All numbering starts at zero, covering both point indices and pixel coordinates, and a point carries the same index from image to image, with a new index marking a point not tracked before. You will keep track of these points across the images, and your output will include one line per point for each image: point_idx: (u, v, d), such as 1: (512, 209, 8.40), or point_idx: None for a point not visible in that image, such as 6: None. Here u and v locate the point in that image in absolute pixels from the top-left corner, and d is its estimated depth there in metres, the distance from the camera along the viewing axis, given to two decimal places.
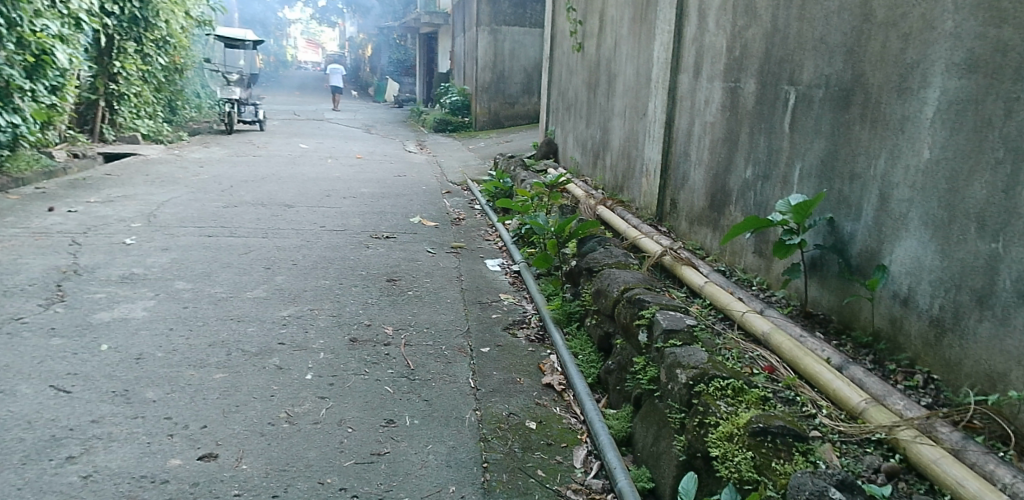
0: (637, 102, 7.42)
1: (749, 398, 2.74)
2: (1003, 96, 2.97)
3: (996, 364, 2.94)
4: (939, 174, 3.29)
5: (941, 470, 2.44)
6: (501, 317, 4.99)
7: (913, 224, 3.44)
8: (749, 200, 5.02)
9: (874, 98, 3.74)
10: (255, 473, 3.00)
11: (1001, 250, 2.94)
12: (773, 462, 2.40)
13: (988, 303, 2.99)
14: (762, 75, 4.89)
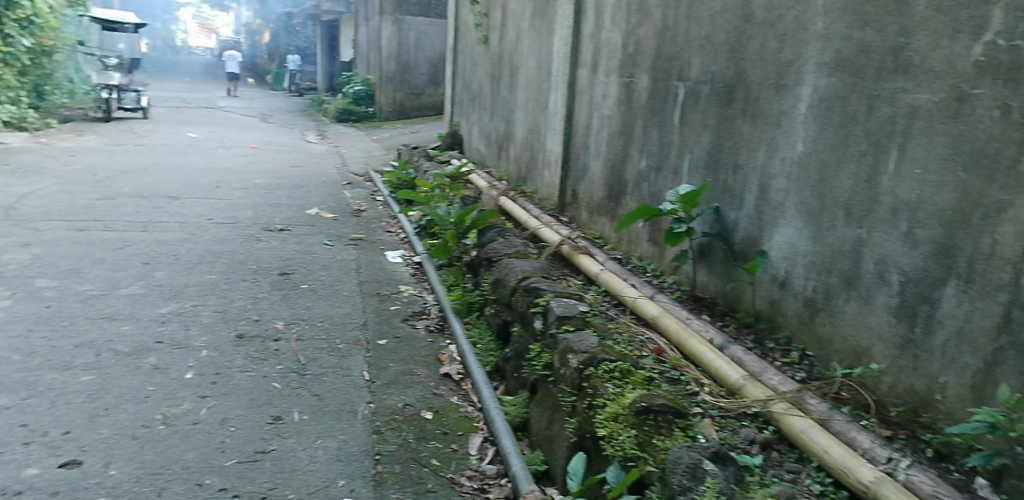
0: (539, 95, 7.50)
1: (635, 379, 2.84)
2: (864, 94, 3.20)
3: (861, 339, 3.17)
4: (811, 166, 3.51)
5: (809, 438, 2.61)
6: (400, 308, 4.95)
7: (789, 212, 3.65)
8: (643, 191, 5.19)
9: (755, 94, 3.94)
10: (125, 478, 2.85)
11: (865, 235, 3.17)
12: (654, 438, 2.50)
13: (854, 284, 3.21)
14: (654, 70, 5.06)
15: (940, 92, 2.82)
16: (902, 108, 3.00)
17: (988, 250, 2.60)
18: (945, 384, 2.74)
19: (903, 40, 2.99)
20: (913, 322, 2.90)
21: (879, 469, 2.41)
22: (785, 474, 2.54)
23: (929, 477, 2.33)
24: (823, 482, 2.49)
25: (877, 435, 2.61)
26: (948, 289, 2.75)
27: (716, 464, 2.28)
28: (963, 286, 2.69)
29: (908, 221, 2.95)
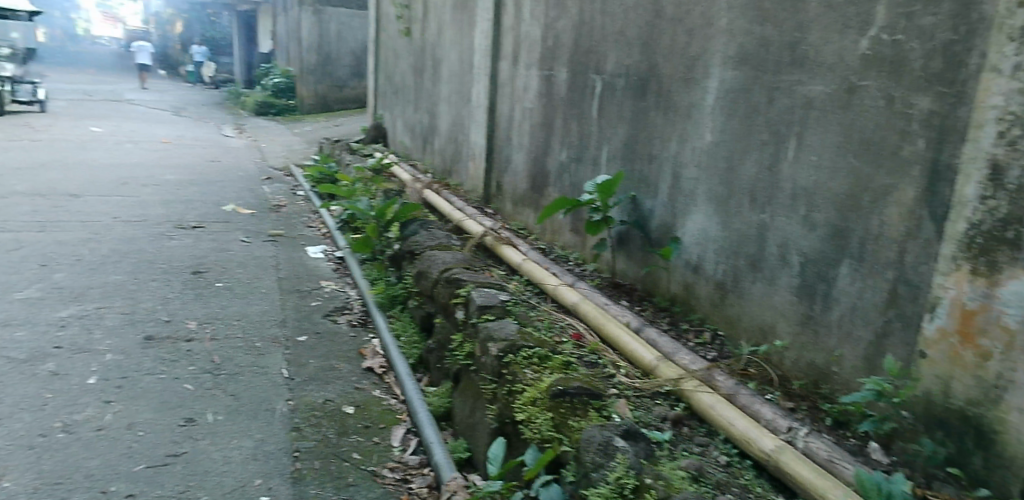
0: (462, 88, 7.50)
1: (553, 364, 2.91)
2: (765, 86, 3.36)
3: (766, 318, 3.34)
4: (719, 155, 3.67)
5: (717, 413, 2.75)
6: (321, 304, 4.88)
7: (700, 199, 3.80)
8: (564, 181, 5.28)
9: (666, 86, 4.08)
10: (21, 490, 2.71)
11: (768, 220, 3.34)
12: (570, 419, 2.55)
13: (760, 266, 3.38)
14: (572, 63, 5.14)
15: (832, 84, 3.00)
16: (799, 99, 3.17)
17: (877, 231, 2.79)
18: (841, 357, 2.93)
19: (799, 35, 3.15)
20: (812, 300, 3.08)
21: (781, 437, 2.55)
22: (694, 447, 2.66)
23: (824, 443, 2.49)
24: (730, 452, 2.62)
25: (779, 406, 2.77)
26: (843, 269, 2.94)
27: (627, 440, 2.36)
28: (856, 265, 2.88)
29: (807, 205, 3.13)
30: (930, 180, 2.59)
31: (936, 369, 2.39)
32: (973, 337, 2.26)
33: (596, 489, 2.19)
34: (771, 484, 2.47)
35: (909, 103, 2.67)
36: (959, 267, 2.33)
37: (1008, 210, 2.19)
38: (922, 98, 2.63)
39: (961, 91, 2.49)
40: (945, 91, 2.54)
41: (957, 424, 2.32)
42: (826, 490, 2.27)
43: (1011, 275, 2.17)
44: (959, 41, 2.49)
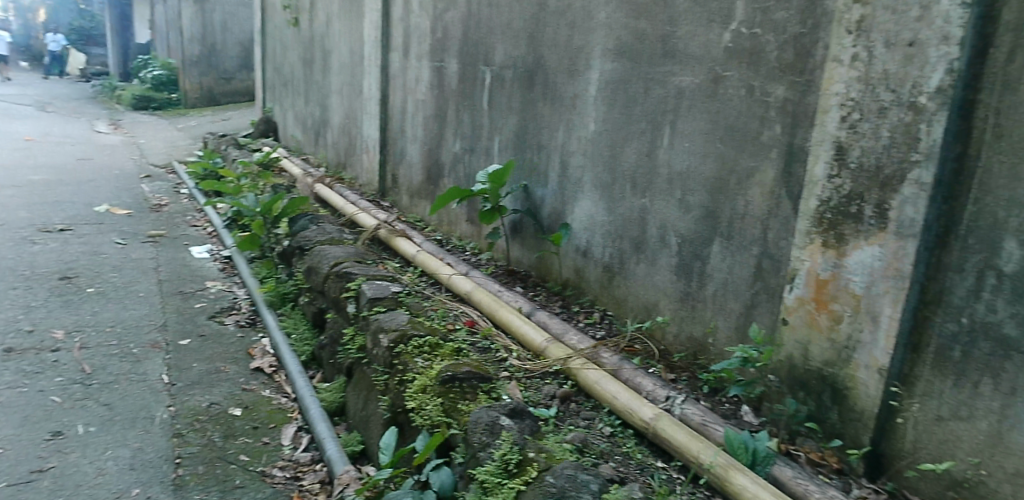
0: (353, 80, 7.36)
1: (444, 351, 2.97)
2: (641, 77, 3.52)
3: (650, 297, 3.51)
4: (602, 144, 3.81)
5: (600, 387, 2.89)
6: (205, 305, 4.71)
7: (587, 186, 3.93)
8: (459, 172, 5.31)
9: (552, 78, 4.18)
10: None
11: (648, 204, 3.51)
12: (459, 404, 2.62)
13: (642, 248, 3.55)
14: (462, 54, 5.17)
15: (700, 75, 3.18)
16: (672, 89, 3.34)
17: (743, 211, 3.00)
18: (716, 329, 3.13)
19: (670, 29, 3.32)
20: (690, 278, 3.27)
21: (660, 407, 2.73)
22: (581, 421, 2.79)
23: (698, 408, 2.68)
24: (613, 423, 2.77)
25: (659, 378, 2.94)
26: (715, 247, 3.14)
27: (513, 418, 2.47)
28: (726, 243, 3.09)
29: (682, 189, 3.31)
30: (787, 163, 2.82)
31: (796, 334, 2.61)
32: (827, 303, 2.49)
33: (483, 467, 2.26)
34: (651, 450, 2.63)
35: (767, 92, 2.88)
36: (813, 241, 2.55)
37: (851, 187, 2.41)
38: (777, 87, 2.84)
39: (810, 80, 2.71)
40: (797, 80, 2.76)
41: (816, 384, 2.54)
42: (697, 451, 2.44)
43: (855, 246, 2.40)
44: (806, 34, 2.71)
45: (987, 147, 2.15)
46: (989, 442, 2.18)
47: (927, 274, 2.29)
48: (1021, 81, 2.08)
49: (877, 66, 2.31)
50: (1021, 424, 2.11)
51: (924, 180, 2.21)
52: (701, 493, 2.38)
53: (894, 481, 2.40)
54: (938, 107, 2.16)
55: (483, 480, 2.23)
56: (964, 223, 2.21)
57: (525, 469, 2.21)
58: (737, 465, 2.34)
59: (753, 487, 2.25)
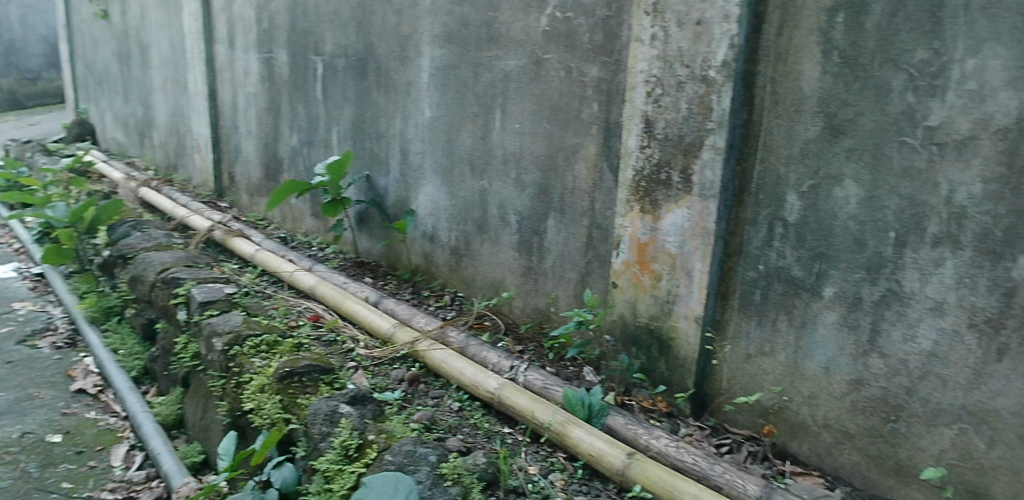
0: (176, 75, 6.88)
1: (283, 348, 3.08)
2: (469, 62, 3.61)
3: (496, 275, 3.62)
4: (439, 129, 3.85)
5: (448, 365, 3.18)
6: (14, 329, 4.29)
7: (427, 172, 3.96)
8: (298, 166, 5.14)
9: (383, 66, 4.16)
10: None
11: (487, 186, 3.61)
12: (299, 398, 2.78)
13: (485, 229, 3.64)
14: (290, 44, 5.01)
15: (523, 58, 3.33)
16: (499, 73, 3.46)
17: (572, 185, 3.19)
18: (557, 298, 3.31)
19: (491, 14, 3.42)
20: (530, 253, 3.41)
21: (505, 376, 3.06)
22: (430, 400, 3.05)
23: (538, 373, 3.04)
24: (461, 398, 3.06)
25: (502, 350, 3.27)
26: (550, 222, 3.30)
27: (353, 405, 2.67)
28: (559, 217, 3.26)
29: (516, 169, 3.44)
30: (605, 138, 3.03)
31: (625, 295, 2.96)
32: (649, 263, 2.85)
33: (324, 456, 2.45)
34: (496, 418, 2.95)
35: (583, 72, 3.07)
36: (632, 208, 2.90)
37: (659, 156, 2.77)
38: (592, 67, 3.04)
39: (620, 59, 2.93)
40: (608, 60, 2.97)
41: (645, 338, 2.91)
42: (539, 412, 2.80)
43: (668, 209, 2.77)
44: (613, 17, 2.92)
45: (768, 111, 2.53)
46: (788, 371, 2.57)
47: (728, 229, 2.67)
48: (789, 52, 2.45)
49: (672, 45, 2.67)
50: (812, 353, 2.50)
51: (718, 144, 2.58)
52: (543, 450, 2.74)
53: (716, 416, 2.80)
54: (724, 79, 2.53)
55: (325, 469, 2.42)
56: (754, 182, 2.59)
57: (365, 452, 2.44)
58: (574, 419, 2.73)
59: (588, 437, 2.65)
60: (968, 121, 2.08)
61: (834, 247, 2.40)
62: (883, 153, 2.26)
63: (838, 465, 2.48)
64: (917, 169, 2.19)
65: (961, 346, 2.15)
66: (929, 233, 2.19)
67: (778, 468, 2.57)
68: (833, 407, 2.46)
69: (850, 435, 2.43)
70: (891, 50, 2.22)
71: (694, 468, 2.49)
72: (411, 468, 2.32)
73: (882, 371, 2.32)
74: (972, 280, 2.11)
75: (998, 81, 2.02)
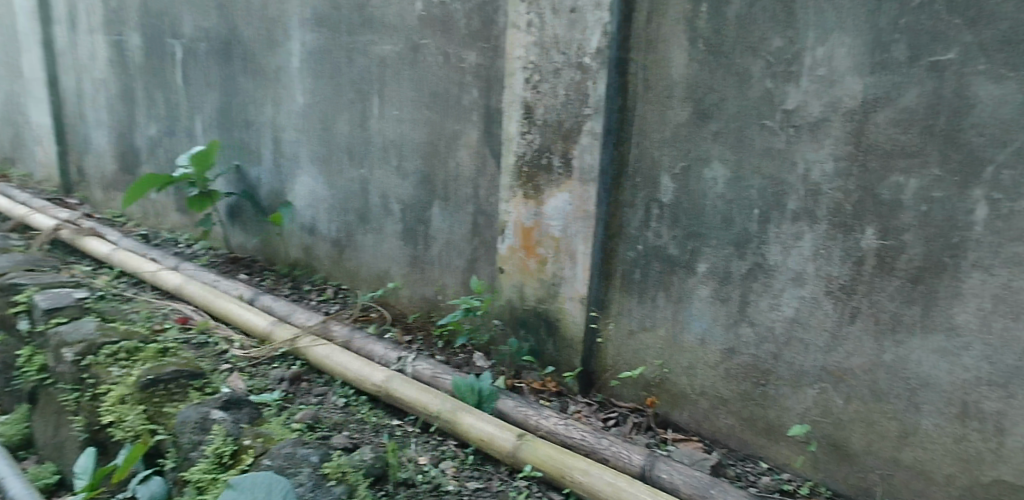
0: (8, 58, 6.20)
1: (146, 354, 2.90)
2: (343, 47, 3.50)
3: (381, 266, 3.55)
4: (313, 117, 3.71)
5: (331, 361, 3.09)
6: None
7: (303, 161, 3.82)
8: (159, 157, 4.80)
9: (249, 50, 3.95)
10: None
11: (367, 175, 3.52)
12: (165, 407, 2.66)
13: (367, 219, 3.56)
14: (143, 26, 4.65)
15: (399, 44, 3.28)
16: (375, 59, 3.38)
17: (455, 172, 3.18)
18: (444, 285, 3.29)
19: None
20: (415, 242, 3.38)
21: (393, 368, 3.03)
22: (313, 398, 2.96)
23: (426, 363, 3.03)
24: (347, 394, 2.99)
25: (389, 341, 3.23)
26: (435, 210, 3.28)
27: (227, 410, 2.59)
28: (444, 205, 3.24)
29: (396, 156, 3.39)
30: (486, 124, 3.05)
31: (511, 280, 3.00)
32: (533, 248, 2.90)
33: (196, 467, 2.38)
34: (385, 411, 2.91)
35: (462, 58, 3.07)
36: (515, 194, 2.93)
37: (540, 141, 2.82)
38: (470, 53, 3.05)
39: (497, 45, 2.96)
40: (486, 46, 2.99)
41: (533, 321, 2.96)
42: (427, 402, 2.79)
43: (550, 194, 2.82)
44: (489, 3, 2.94)
45: (641, 97, 2.63)
46: (668, 345, 2.70)
47: (609, 212, 2.76)
48: (658, 40, 2.56)
49: (548, 32, 2.72)
50: (689, 326, 2.64)
51: (596, 130, 2.66)
52: (434, 439, 2.74)
53: (603, 392, 2.90)
54: (599, 66, 2.61)
55: (198, 480, 2.35)
56: (631, 165, 2.69)
57: (240, 459, 2.37)
58: (463, 407, 2.75)
59: (478, 422, 2.67)
60: (820, 104, 2.26)
61: (705, 225, 2.54)
62: (746, 136, 2.41)
63: (715, 429, 2.64)
64: (776, 149, 2.36)
65: (819, 312, 2.34)
66: (789, 209, 2.36)
67: (661, 437, 2.70)
68: (709, 376, 2.62)
69: (725, 401, 2.59)
70: (750, 39, 2.37)
71: (582, 445, 2.57)
72: (290, 471, 2.27)
73: (752, 339, 2.49)
74: (827, 251, 2.30)
75: (844, 68, 2.21)
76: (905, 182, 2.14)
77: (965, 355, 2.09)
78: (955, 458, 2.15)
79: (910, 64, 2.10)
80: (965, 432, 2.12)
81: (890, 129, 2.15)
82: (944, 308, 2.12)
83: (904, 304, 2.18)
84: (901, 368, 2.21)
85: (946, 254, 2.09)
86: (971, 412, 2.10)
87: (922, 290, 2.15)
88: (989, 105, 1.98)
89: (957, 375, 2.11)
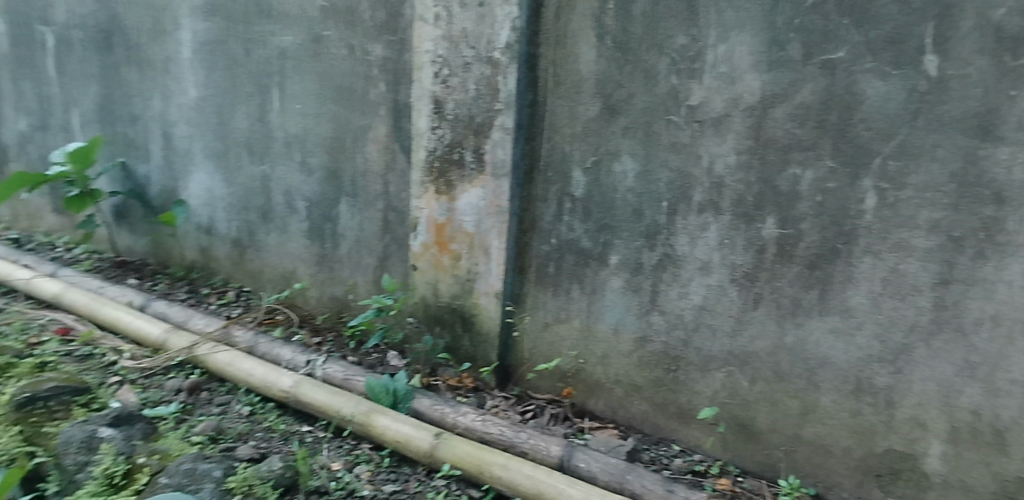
0: None
1: (22, 370, 2.76)
2: (239, 38, 3.33)
3: (286, 266, 3.42)
4: (207, 111, 3.52)
5: (234, 368, 2.95)
6: None
7: (197, 157, 3.61)
8: (30, 154, 4.40)
9: (133, 39, 3.69)
10: None
11: (268, 171, 3.38)
12: (45, 427, 2.48)
13: (269, 217, 3.42)
14: (7, 11, 4.24)
15: (300, 35, 3.16)
16: (274, 51, 3.24)
17: (363, 168, 3.10)
18: (354, 284, 3.21)
19: None
20: (323, 240, 3.27)
21: (302, 372, 2.92)
22: (215, 408, 2.82)
23: (338, 365, 2.94)
24: (252, 401, 2.86)
25: (297, 345, 3.11)
26: (342, 207, 3.19)
27: (116, 427, 2.44)
28: (352, 202, 3.16)
29: (300, 152, 3.27)
30: (395, 118, 2.99)
31: (425, 277, 2.96)
32: (446, 244, 2.87)
33: (82, 490, 2.24)
34: (294, 418, 2.80)
35: (367, 51, 3.00)
36: (426, 189, 2.89)
37: (451, 136, 2.79)
38: (376, 45, 2.98)
39: (404, 38, 2.90)
40: (393, 39, 2.93)
41: (448, 318, 2.94)
42: (339, 406, 2.71)
43: (462, 189, 2.80)
44: None
45: (551, 92, 2.65)
46: (583, 336, 2.75)
47: (522, 206, 2.77)
48: (567, 36, 2.59)
49: (456, 25, 2.70)
50: (603, 316, 2.69)
51: (507, 125, 2.66)
52: (347, 443, 2.67)
53: (520, 385, 2.92)
54: (509, 61, 2.62)
55: None
56: (543, 159, 2.71)
57: (134, 479, 2.27)
58: (377, 409, 2.69)
59: (393, 424, 2.62)
60: (722, 100, 2.36)
61: (617, 218, 2.60)
62: (654, 130, 2.48)
63: (630, 416, 2.71)
64: (682, 144, 2.44)
65: (725, 298, 2.45)
66: (695, 201, 2.45)
67: (578, 426, 2.74)
68: (623, 365, 2.68)
69: (639, 388, 2.67)
70: (656, 36, 2.44)
71: (501, 440, 2.58)
72: (191, 488, 2.19)
73: (663, 327, 2.58)
74: (731, 241, 2.41)
75: (744, 65, 2.31)
76: (801, 174, 2.27)
77: (858, 334, 2.25)
78: (851, 432, 2.30)
79: (803, 62, 2.22)
80: (860, 407, 2.27)
81: (787, 124, 2.27)
82: (839, 291, 2.26)
83: (803, 289, 2.32)
84: (801, 349, 2.35)
85: (840, 241, 2.24)
86: (865, 388, 2.26)
87: (819, 275, 2.28)
88: (875, 101, 2.13)
89: (851, 353, 2.27)
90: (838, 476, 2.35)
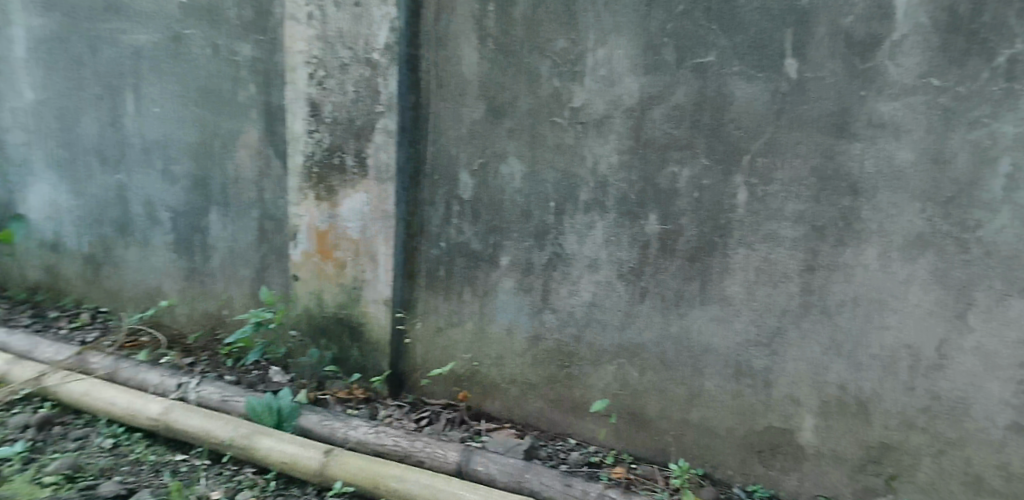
0: None
1: None
2: (83, 35, 3.04)
3: (149, 283, 3.15)
4: (47, 115, 3.17)
5: (91, 398, 2.68)
6: None
7: (37, 167, 3.25)
8: None
9: None
10: None
11: (124, 181, 3.10)
12: None
13: (127, 231, 3.14)
14: None
15: (156, 33, 2.93)
16: (126, 50, 2.98)
17: (234, 175, 2.92)
18: (229, 298, 3.01)
19: None
20: (191, 253, 3.04)
21: (173, 397, 2.70)
22: (72, 444, 2.54)
23: (214, 386, 2.75)
24: (116, 433, 2.61)
25: (166, 367, 2.88)
26: (211, 216, 2.98)
27: None
28: (223, 211, 2.96)
29: (160, 159, 3.02)
30: (267, 121, 2.83)
31: (308, 287, 2.84)
32: (330, 252, 2.76)
33: None
34: (166, 447, 2.59)
35: (234, 51, 2.83)
36: (306, 196, 2.77)
37: (330, 140, 2.69)
38: (243, 45, 2.81)
39: (275, 38, 2.77)
40: (262, 38, 2.78)
41: (334, 328, 2.83)
42: (216, 430, 2.53)
43: (344, 195, 2.70)
44: None
45: (434, 94, 2.62)
46: (475, 339, 2.74)
47: (408, 210, 2.72)
48: (448, 38, 2.57)
49: (332, 26, 2.60)
50: (495, 318, 2.70)
51: (390, 127, 2.60)
52: (228, 469, 2.50)
53: (413, 392, 2.86)
54: (389, 62, 2.56)
55: None
56: (428, 162, 2.67)
57: None
58: (260, 429, 2.53)
59: (278, 444, 2.48)
60: (603, 102, 2.44)
61: (505, 219, 2.61)
62: (539, 132, 2.52)
63: (526, 415, 2.73)
64: (567, 145, 2.50)
65: (613, 294, 2.53)
66: (581, 200, 2.51)
67: (475, 429, 2.72)
68: (517, 364, 2.70)
69: (534, 386, 2.69)
70: (537, 39, 2.48)
71: (395, 451, 2.51)
72: None
73: (555, 324, 2.62)
74: (617, 238, 2.49)
75: (622, 68, 2.40)
76: (679, 172, 2.38)
77: (736, 321, 2.40)
78: (733, 412, 2.45)
79: (677, 65, 2.34)
80: (740, 388, 2.42)
81: (664, 125, 2.38)
82: (718, 281, 2.40)
83: (685, 281, 2.44)
84: (686, 338, 2.47)
85: (717, 234, 2.37)
86: (745, 371, 2.41)
87: (699, 267, 2.41)
88: (743, 102, 2.28)
89: (730, 339, 2.41)
90: (723, 455, 2.49)
